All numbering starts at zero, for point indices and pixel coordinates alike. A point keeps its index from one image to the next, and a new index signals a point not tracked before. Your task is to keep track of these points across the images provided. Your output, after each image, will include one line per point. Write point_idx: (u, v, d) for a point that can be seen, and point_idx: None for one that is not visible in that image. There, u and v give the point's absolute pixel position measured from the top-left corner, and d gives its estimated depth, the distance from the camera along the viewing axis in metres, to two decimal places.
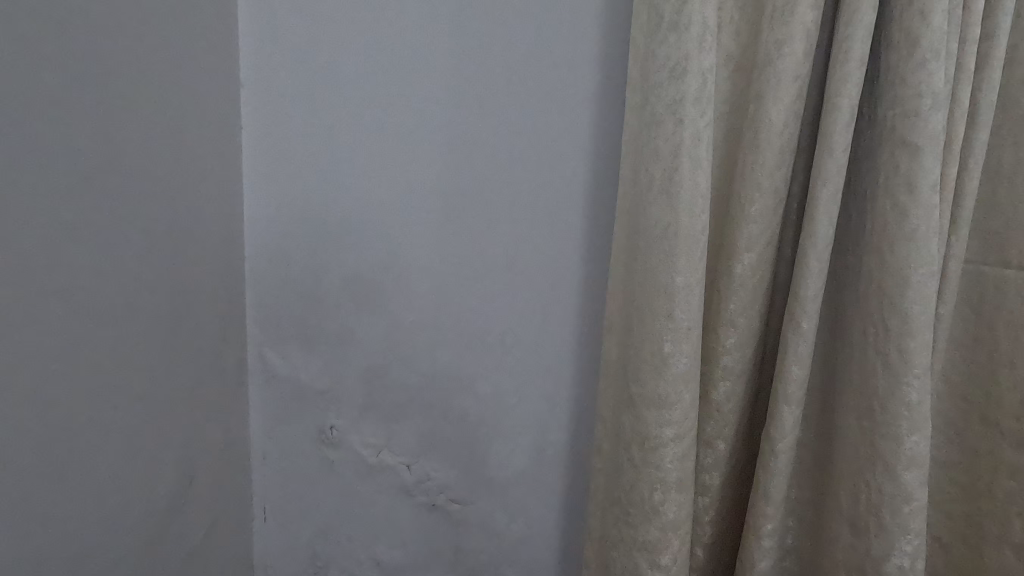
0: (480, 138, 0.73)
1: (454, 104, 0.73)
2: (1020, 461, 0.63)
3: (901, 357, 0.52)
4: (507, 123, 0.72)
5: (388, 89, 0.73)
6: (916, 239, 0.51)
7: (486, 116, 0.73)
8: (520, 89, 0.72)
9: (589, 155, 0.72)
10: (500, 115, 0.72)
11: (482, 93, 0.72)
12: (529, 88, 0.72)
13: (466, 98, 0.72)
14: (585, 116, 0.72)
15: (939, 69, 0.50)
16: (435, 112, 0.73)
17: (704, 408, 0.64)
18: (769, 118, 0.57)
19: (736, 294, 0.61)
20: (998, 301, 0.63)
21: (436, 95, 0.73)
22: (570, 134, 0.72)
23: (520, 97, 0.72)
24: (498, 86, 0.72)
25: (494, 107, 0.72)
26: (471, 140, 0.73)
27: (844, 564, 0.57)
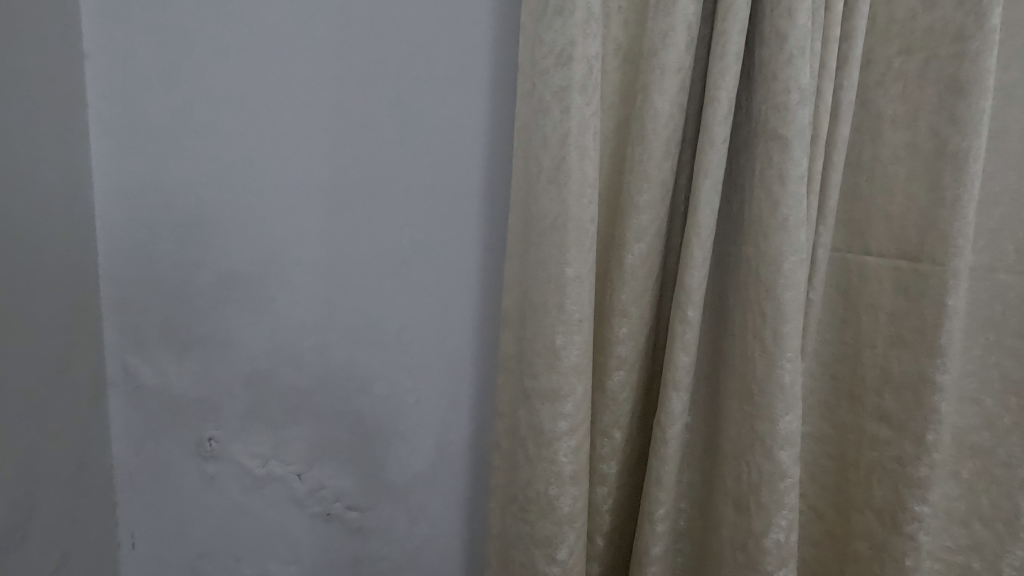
0: (369, 123, 0.69)
1: (338, 87, 0.68)
2: (879, 432, 0.67)
3: (775, 341, 0.54)
4: (398, 109, 0.69)
5: (264, 67, 0.67)
6: (787, 228, 0.53)
7: (375, 100, 0.68)
8: (410, 72, 0.68)
9: (484, 144, 0.70)
10: (389, 100, 0.68)
11: (369, 76, 0.68)
12: (420, 72, 0.68)
13: (351, 79, 0.68)
14: (479, 102, 0.69)
15: (805, 65, 0.52)
16: (318, 93, 0.68)
17: (600, 397, 0.65)
18: (655, 109, 0.58)
19: (627, 285, 0.62)
20: (860, 286, 0.68)
21: (318, 76, 0.67)
22: (464, 121, 0.70)
23: (410, 81, 0.68)
24: (387, 69, 0.68)
25: (382, 90, 0.68)
26: (359, 124, 0.69)
27: (729, 543, 0.59)
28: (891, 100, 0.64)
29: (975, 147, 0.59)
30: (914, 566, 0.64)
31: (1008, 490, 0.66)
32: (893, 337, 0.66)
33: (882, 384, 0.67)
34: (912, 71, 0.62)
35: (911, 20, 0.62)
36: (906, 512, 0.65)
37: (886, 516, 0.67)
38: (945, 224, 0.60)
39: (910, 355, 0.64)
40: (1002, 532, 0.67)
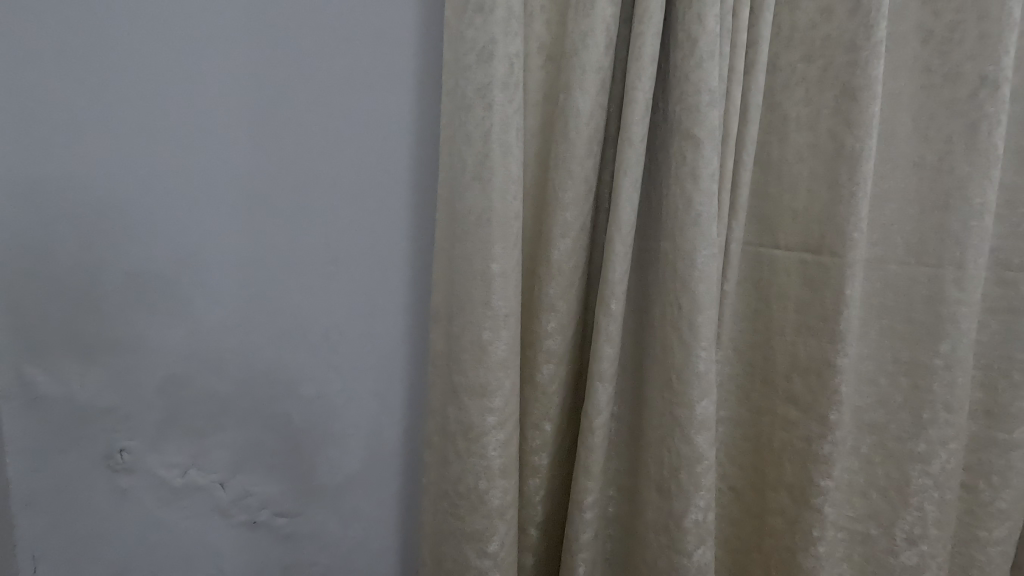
0: (290, 118, 0.66)
1: (258, 81, 0.65)
2: (790, 414, 0.72)
3: (691, 331, 0.57)
4: (321, 103, 0.67)
5: (172, 56, 0.63)
6: (700, 224, 0.56)
7: (296, 93, 0.66)
8: (333, 68, 0.67)
9: (412, 139, 0.70)
10: (312, 96, 0.66)
11: (291, 70, 0.65)
12: (343, 68, 0.67)
13: (272, 74, 0.65)
14: (405, 98, 0.69)
15: (714, 68, 0.55)
16: (235, 85, 0.65)
17: (530, 391, 0.66)
18: (577, 107, 0.59)
19: (554, 280, 0.63)
20: (770, 278, 0.72)
21: (236, 69, 0.64)
22: (390, 117, 0.69)
23: (333, 75, 0.67)
24: (309, 64, 0.66)
25: (305, 86, 0.66)
26: (280, 121, 0.66)
27: (652, 526, 0.62)
28: (795, 103, 0.68)
29: (867, 148, 0.64)
30: (820, 537, 0.70)
31: (900, 462, 0.72)
32: (800, 325, 0.70)
33: (791, 369, 0.71)
34: (813, 76, 0.67)
35: (811, 29, 0.67)
36: (813, 487, 0.70)
37: (796, 492, 0.72)
38: (842, 219, 0.65)
39: (814, 341, 0.69)
40: (895, 500, 0.73)
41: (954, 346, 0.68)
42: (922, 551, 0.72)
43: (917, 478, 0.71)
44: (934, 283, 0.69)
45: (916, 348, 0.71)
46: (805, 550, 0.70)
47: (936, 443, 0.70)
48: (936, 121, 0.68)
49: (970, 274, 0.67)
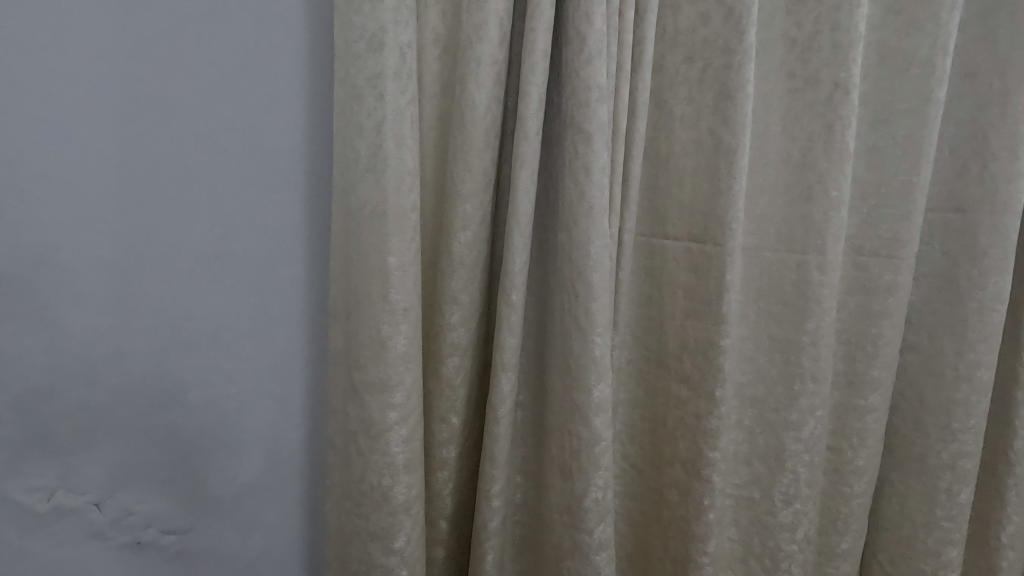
0: (167, 97, 0.59)
1: (124, 50, 0.57)
2: (681, 392, 0.77)
3: (587, 318, 0.59)
4: (200, 80, 0.60)
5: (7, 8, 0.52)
6: (592, 215, 0.58)
7: (175, 71, 0.59)
8: (213, 43, 0.60)
9: (305, 128, 0.66)
10: (189, 71, 0.60)
11: (163, 41, 0.58)
12: (224, 44, 0.61)
13: (140, 43, 0.57)
14: (295, 83, 0.65)
15: (601, 66, 0.57)
16: (100, 55, 0.56)
17: (436, 384, 0.66)
18: (473, 100, 0.60)
19: (456, 272, 0.64)
20: (661, 266, 0.77)
21: (94, 33, 0.55)
22: (278, 101, 0.64)
23: (214, 54, 0.61)
24: (185, 36, 0.59)
25: (180, 60, 0.59)
26: (153, 97, 0.58)
27: (556, 508, 0.64)
28: (679, 102, 0.73)
29: (741, 144, 0.69)
30: (710, 504, 0.75)
31: (776, 430, 0.80)
32: (689, 309, 0.75)
33: (682, 351, 0.76)
34: (694, 77, 0.72)
35: (691, 32, 0.71)
36: (703, 460, 0.75)
37: (688, 465, 0.77)
38: (722, 210, 0.71)
39: (701, 324, 0.74)
40: (773, 466, 0.80)
41: (819, 323, 0.76)
42: (796, 509, 0.80)
43: (791, 444, 0.79)
44: (801, 267, 0.76)
45: (787, 327, 0.78)
46: (697, 518, 0.76)
47: (806, 412, 0.78)
48: (799, 121, 0.76)
49: (830, 259, 0.75)
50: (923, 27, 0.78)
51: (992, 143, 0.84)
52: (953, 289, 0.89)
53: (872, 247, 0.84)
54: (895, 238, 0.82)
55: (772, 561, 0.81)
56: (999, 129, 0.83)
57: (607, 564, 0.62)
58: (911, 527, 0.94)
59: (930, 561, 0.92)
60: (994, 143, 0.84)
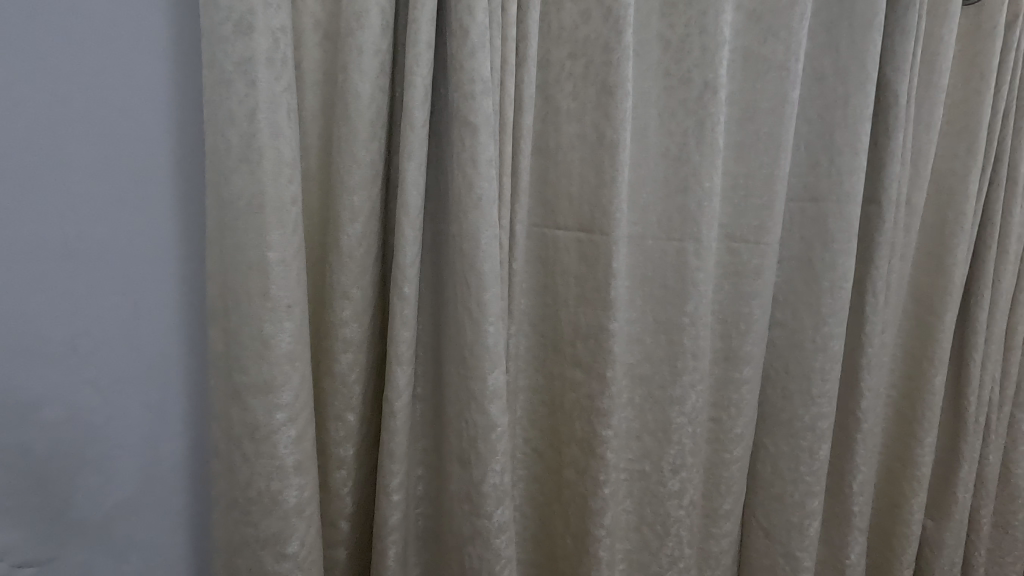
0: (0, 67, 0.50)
1: None
2: (576, 375, 0.81)
3: (479, 308, 0.60)
4: (40, 49, 0.52)
5: None
6: (481, 206, 0.59)
7: (9, 37, 0.50)
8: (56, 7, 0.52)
9: (172, 108, 0.59)
10: (26, 38, 0.51)
11: None
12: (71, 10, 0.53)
13: None
14: (159, 62, 0.58)
15: (484, 59, 0.58)
16: None
17: (329, 382, 0.65)
18: (356, 90, 0.59)
19: (345, 267, 0.62)
20: (553, 255, 0.79)
21: None
22: (141, 79, 0.57)
23: (58, 19, 0.52)
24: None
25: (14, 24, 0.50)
26: None
27: (456, 496, 0.65)
28: (565, 96, 0.75)
29: (622, 138, 0.73)
30: (605, 480, 0.80)
31: (663, 406, 0.86)
32: (580, 296, 0.79)
33: (576, 336, 0.80)
34: (578, 73, 0.75)
35: (574, 29, 0.74)
36: (598, 438, 0.80)
37: (584, 444, 0.81)
38: (607, 201, 0.74)
39: (591, 310, 0.78)
40: (661, 439, 0.87)
41: (697, 305, 0.82)
42: (683, 477, 0.86)
43: (676, 418, 0.85)
44: (680, 254, 0.82)
45: (669, 310, 0.84)
46: (594, 494, 0.80)
47: (688, 387, 0.84)
48: (675, 117, 0.81)
49: (704, 245, 0.82)
50: (778, 34, 0.87)
51: (837, 140, 0.95)
52: (809, 270, 1.00)
53: (741, 234, 0.92)
54: (760, 225, 0.91)
55: (663, 527, 0.87)
56: (842, 128, 0.94)
57: (508, 547, 0.64)
58: (781, 484, 1.05)
59: (797, 512, 1.03)
60: (838, 140, 0.95)
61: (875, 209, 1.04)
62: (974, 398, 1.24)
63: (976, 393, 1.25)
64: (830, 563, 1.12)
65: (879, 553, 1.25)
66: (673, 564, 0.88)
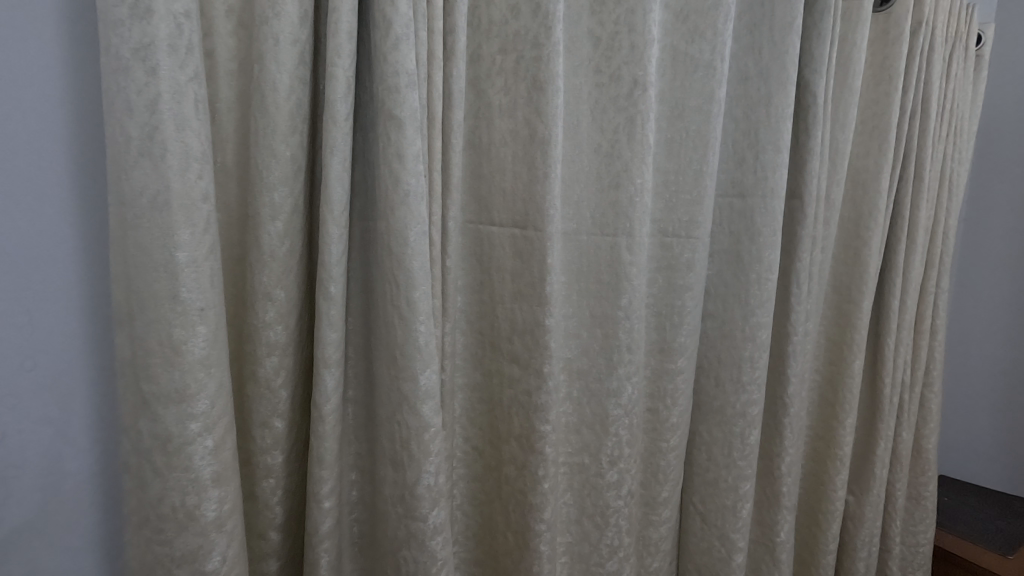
0: None
1: None
2: (513, 372, 0.81)
3: (408, 306, 0.59)
4: None
5: None
6: (408, 202, 0.58)
7: None
8: None
9: (67, 93, 0.53)
10: None
11: None
12: None
13: None
14: (51, 40, 0.52)
15: (408, 51, 0.57)
16: None
17: (253, 388, 0.62)
18: (273, 81, 0.56)
19: (267, 267, 0.59)
20: (489, 252, 0.79)
21: None
22: (29, 59, 0.51)
23: None
24: None
25: None
26: None
27: (390, 499, 0.64)
28: (497, 92, 0.75)
29: (554, 134, 0.73)
30: (543, 475, 0.80)
31: (600, 399, 0.87)
32: (516, 292, 0.79)
33: (512, 332, 0.80)
34: (509, 68, 0.75)
35: (504, 25, 0.74)
36: (536, 433, 0.80)
37: (523, 440, 0.81)
38: (540, 197, 0.74)
39: (527, 306, 0.78)
40: (599, 431, 0.88)
41: (631, 299, 0.84)
42: (621, 468, 0.88)
43: (613, 410, 0.86)
44: (613, 248, 0.84)
45: (604, 304, 0.85)
46: (533, 488, 0.81)
47: (624, 379, 0.86)
48: (606, 113, 0.82)
49: (637, 240, 0.83)
50: (705, 34, 0.89)
51: (761, 138, 0.99)
52: (738, 263, 1.04)
53: (673, 228, 0.95)
54: (690, 220, 0.94)
55: (602, 517, 0.89)
56: (766, 126, 0.98)
57: (444, 547, 0.63)
58: (715, 470, 1.09)
59: (730, 496, 1.07)
60: (763, 138, 0.99)
61: (797, 203, 1.09)
62: (888, 380, 1.33)
63: (891, 376, 1.34)
64: (762, 542, 1.17)
65: (807, 529, 1.32)
66: (613, 553, 0.89)
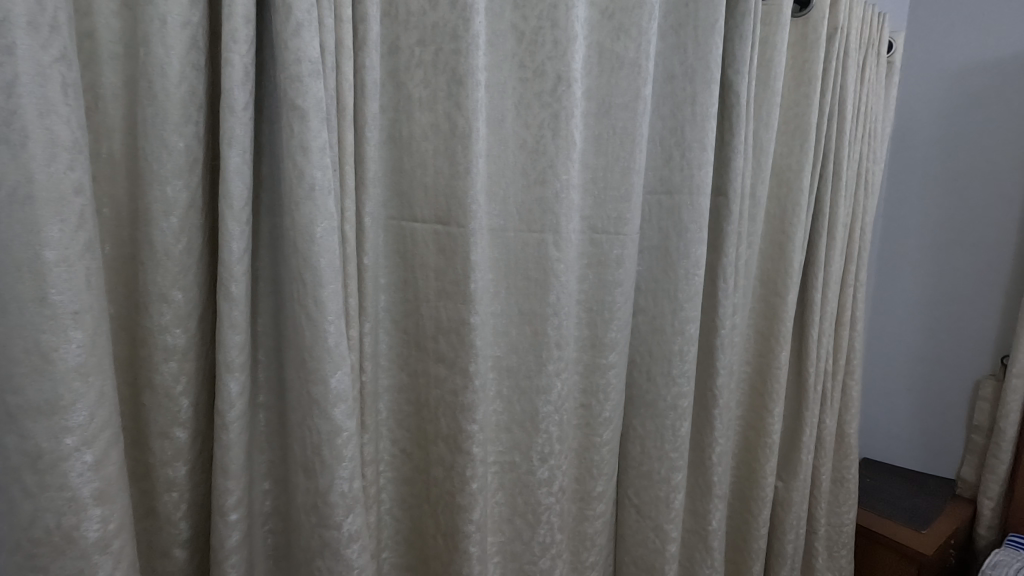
0: None
1: None
2: (439, 372, 0.79)
3: (316, 306, 0.56)
4: None
5: None
6: (314, 197, 0.55)
7: None
8: None
9: None
10: None
11: None
12: None
13: None
14: None
15: (311, 37, 0.54)
16: None
17: (150, 396, 0.58)
18: (162, 66, 0.52)
19: (161, 266, 0.55)
20: (412, 249, 0.77)
21: None
22: None
23: None
24: None
25: None
26: None
27: (303, 508, 0.61)
28: (416, 84, 0.73)
29: (475, 128, 0.72)
30: (472, 475, 0.79)
31: (530, 396, 0.87)
32: (440, 290, 0.77)
33: (438, 332, 0.78)
34: (428, 60, 0.73)
35: (421, 15, 0.72)
36: (463, 433, 0.78)
37: (451, 441, 0.80)
38: (462, 192, 0.73)
39: (452, 304, 0.77)
40: (530, 429, 0.87)
41: (559, 295, 0.84)
42: (551, 465, 0.87)
43: (543, 407, 0.86)
44: (540, 245, 0.83)
45: (532, 300, 0.85)
46: (462, 489, 0.79)
47: (553, 375, 0.86)
48: (531, 108, 0.82)
49: (563, 237, 0.83)
50: (629, 32, 0.90)
51: (687, 136, 1.01)
52: (667, 259, 1.06)
53: (602, 225, 0.95)
54: (618, 216, 0.95)
55: (534, 515, 0.88)
56: (691, 124, 1.00)
57: (360, 555, 0.61)
58: (649, 462, 1.10)
59: (663, 487, 1.09)
60: (689, 136, 1.01)
61: (723, 200, 1.12)
62: (812, 369, 1.39)
63: (814, 365, 1.40)
64: (695, 530, 1.20)
65: (739, 515, 1.37)
66: (546, 550, 0.89)
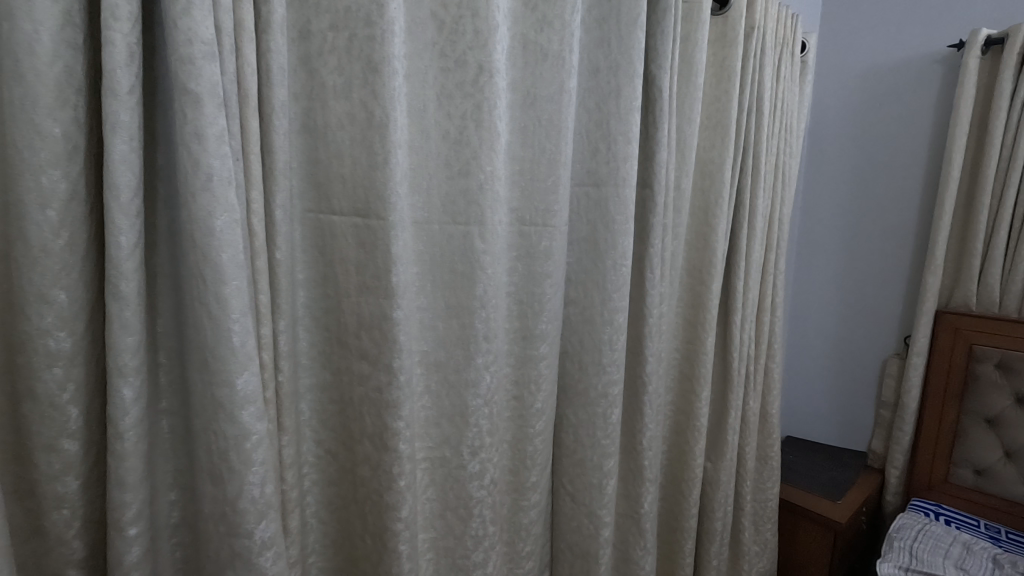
0: None
1: None
2: (362, 369, 0.77)
3: (218, 304, 0.53)
4: None
5: None
6: (213, 189, 0.52)
7: None
8: None
9: None
10: None
11: None
12: None
13: None
14: None
15: (204, 17, 0.50)
16: None
17: (32, 406, 0.53)
18: (29, 42, 0.47)
19: (39, 264, 0.51)
20: (331, 243, 0.74)
21: None
22: None
23: None
24: None
25: None
26: None
27: (211, 516, 0.58)
28: (330, 71, 0.70)
29: (392, 118, 0.70)
30: (398, 472, 0.77)
31: (459, 390, 0.86)
32: (361, 285, 0.75)
33: (360, 328, 0.76)
34: (342, 47, 0.70)
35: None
36: (388, 431, 0.76)
37: (376, 439, 0.78)
38: (381, 184, 0.71)
39: (374, 299, 0.74)
40: (459, 423, 0.87)
41: (485, 287, 0.83)
42: (482, 458, 0.87)
43: (472, 400, 0.85)
44: (465, 237, 0.82)
45: (460, 294, 0.84)
46: (389, 487, 0.77)
47: (482, 368, 0.85)
48: (453, 99, 0.80)
49: (488, 229, 0.82)
50: (553, 24, 0.90)
51: (612, 130, 1.03)
52: (595, 250, 1.07)
53: (530, 218, 0.95)
54: (546, 209, 0.95)
55: (466, 509, 0.88)
56: (616, 117, 1.02)
57: (275, 562, 0.58)
58: (581, 450, 1.12)
59: (596, 474, 1.11)
60: (614, 129, 1.02)
61: (648, 192, 1.15)
62: (736, 354, 1.46)
63: (738, 350, 1.46)
64: (628, 514, 1.23)
65: (670, 497, 1.42)
66: (478, 544, 0.89)
